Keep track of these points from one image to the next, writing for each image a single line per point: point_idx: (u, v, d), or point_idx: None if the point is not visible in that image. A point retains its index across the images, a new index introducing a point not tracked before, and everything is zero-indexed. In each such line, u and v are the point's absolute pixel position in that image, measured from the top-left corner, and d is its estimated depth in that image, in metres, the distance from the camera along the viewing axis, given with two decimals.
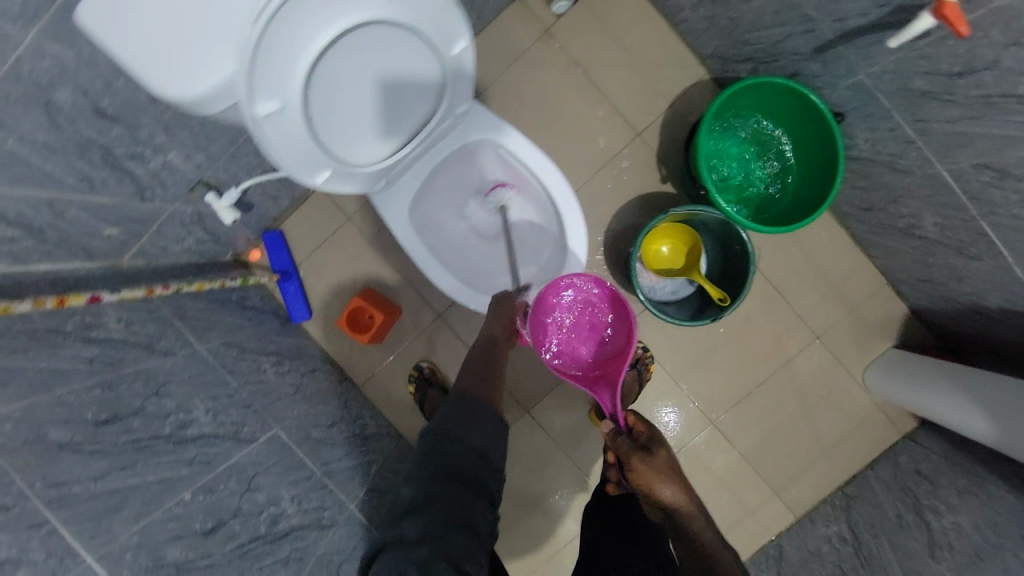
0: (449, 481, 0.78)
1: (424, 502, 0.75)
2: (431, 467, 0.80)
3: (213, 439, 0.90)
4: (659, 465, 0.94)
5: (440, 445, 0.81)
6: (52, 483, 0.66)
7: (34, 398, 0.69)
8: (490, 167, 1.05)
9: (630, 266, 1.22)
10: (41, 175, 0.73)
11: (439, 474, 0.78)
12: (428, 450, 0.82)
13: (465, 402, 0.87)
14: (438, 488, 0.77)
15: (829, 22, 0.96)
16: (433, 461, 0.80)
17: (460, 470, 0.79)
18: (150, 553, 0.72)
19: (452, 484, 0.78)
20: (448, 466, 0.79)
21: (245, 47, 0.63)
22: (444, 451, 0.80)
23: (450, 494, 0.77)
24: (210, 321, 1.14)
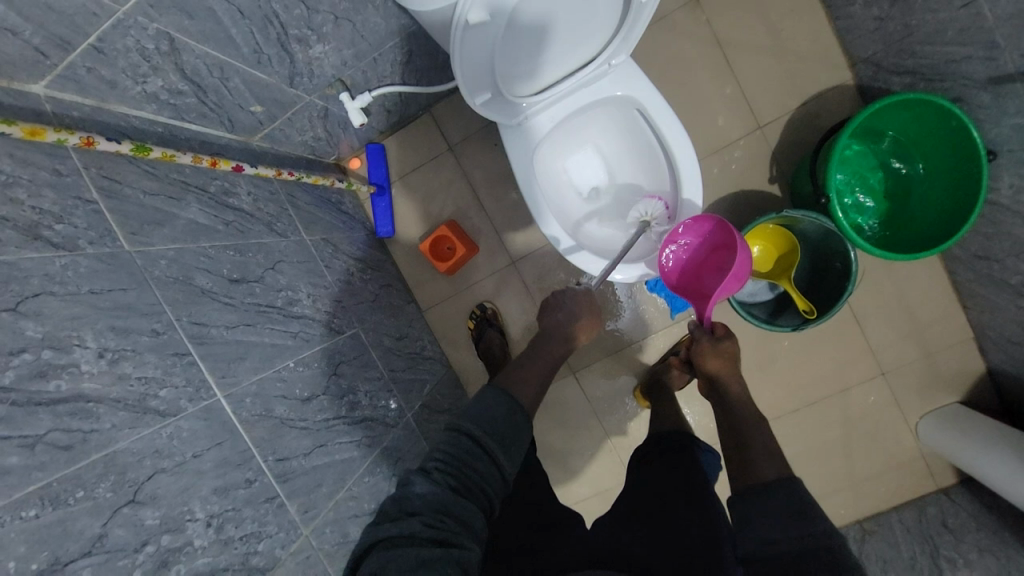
0: (469, 500, 0.64)
1: (441, 513, 0.60)
2: (454, 477, 0.64)
3: (311, 321, 0.98)
4: (722, 347, 1.05)
5: (470, 449, 0.67)
6: (194, 322, 0.72)
7: (184, 243, 0.76)
8: (613, 125, 1.04)
9: None
10: (225, 37, 0.77)
11: (461, 488, 0.64)
12: (459, 450, 0.66)
13: (518, 416, 0.73)
14: (457, 503, 0.62)
15: (1021, 51, 0.90)
16: (457, 471, 0.65)
17: (479, 494, 0.65)
18: (263, 403, 0.79)
19: (469, 503, 0.64)
20: (473, 485, 0.65)
21: None
22: (474, 467, 0.66)
23: (470, 515, 0.62)
24: (315, 215, 1.20)
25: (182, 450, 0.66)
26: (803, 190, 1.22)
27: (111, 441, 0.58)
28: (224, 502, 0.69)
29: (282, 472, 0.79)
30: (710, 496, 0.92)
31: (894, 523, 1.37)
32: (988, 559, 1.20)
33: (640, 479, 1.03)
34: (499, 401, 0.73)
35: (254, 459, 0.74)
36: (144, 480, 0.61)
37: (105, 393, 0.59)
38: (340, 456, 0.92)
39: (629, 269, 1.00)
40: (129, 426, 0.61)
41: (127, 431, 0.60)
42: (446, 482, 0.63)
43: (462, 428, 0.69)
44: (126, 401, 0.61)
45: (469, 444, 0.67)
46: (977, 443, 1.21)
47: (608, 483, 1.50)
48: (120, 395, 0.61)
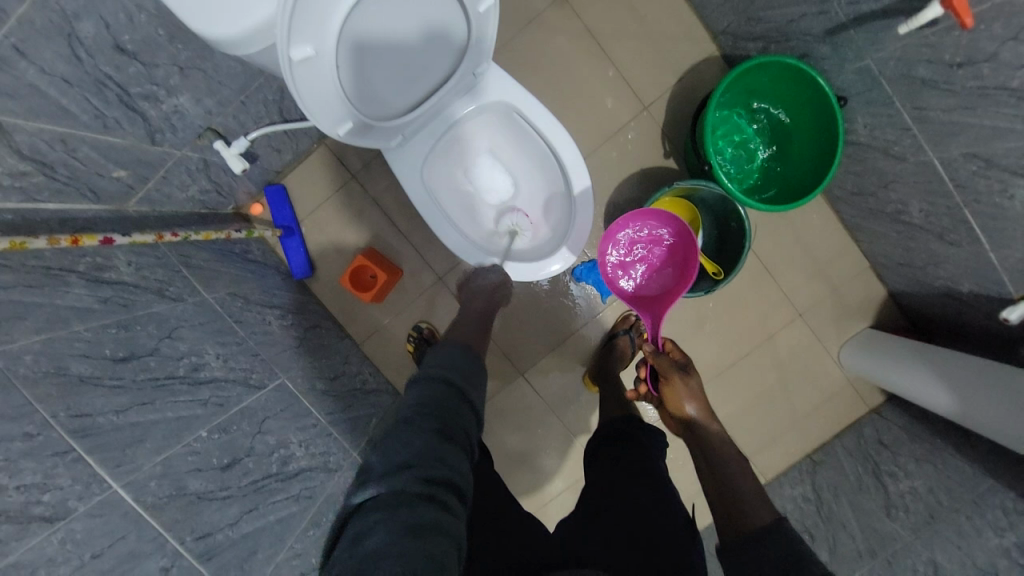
0: (454, 442, 0.63)
1: (433, 460, 0.58)
2: (437, 420, 0.63)
3: (224, 383, 0.93)
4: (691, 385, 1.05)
5: (445, 394, 0.67)
6: (75, 415, 0.66)
7: (52, 332, 0.69)
8: (499, 129, 1.06)
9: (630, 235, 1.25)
10: (59, 109, 0.72)
11: (446, 431, 0.63)
12: (431, 398, 0.66)
13: (471, 355, 0.76)
14: (445, 448, 0.60)
15: (843, 4, 0.99)
16: (441, 415, 0.64)
17: (463, 438, 0.65)
18: (173, 482, 0.75)
19: (455, 446, 0.63)
20: (455, 424, 0.65)
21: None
22: (454, 409, 0.66)
23: (456, 460, 0.61)
24: (217, 271, 1.15)
25: (78, 553, 0.62)
26: (692, 159, 1.29)
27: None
28: None
29: (206, 549, 0.76)
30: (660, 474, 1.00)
31: (837, 450, 1.46)
32: (925, 467, 1.29)
33: (595, 475, 1.04)
34: (456, 348, 0.75)
35: (168, 544, 0.71)
36: None
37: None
38: (276, 516, 0.90)
39: (536, 268, 1.03)
40: (16, 539, 0.57)
41: (13, 544, 0.56)
42: (429, 425, 0.62)
43: (436, 375, 0.70)
44: (4, 515, 0.56)
45: (443, 387, 0.68)
46: (891, 361, 1.32)
47: (575, 476, 1.52)
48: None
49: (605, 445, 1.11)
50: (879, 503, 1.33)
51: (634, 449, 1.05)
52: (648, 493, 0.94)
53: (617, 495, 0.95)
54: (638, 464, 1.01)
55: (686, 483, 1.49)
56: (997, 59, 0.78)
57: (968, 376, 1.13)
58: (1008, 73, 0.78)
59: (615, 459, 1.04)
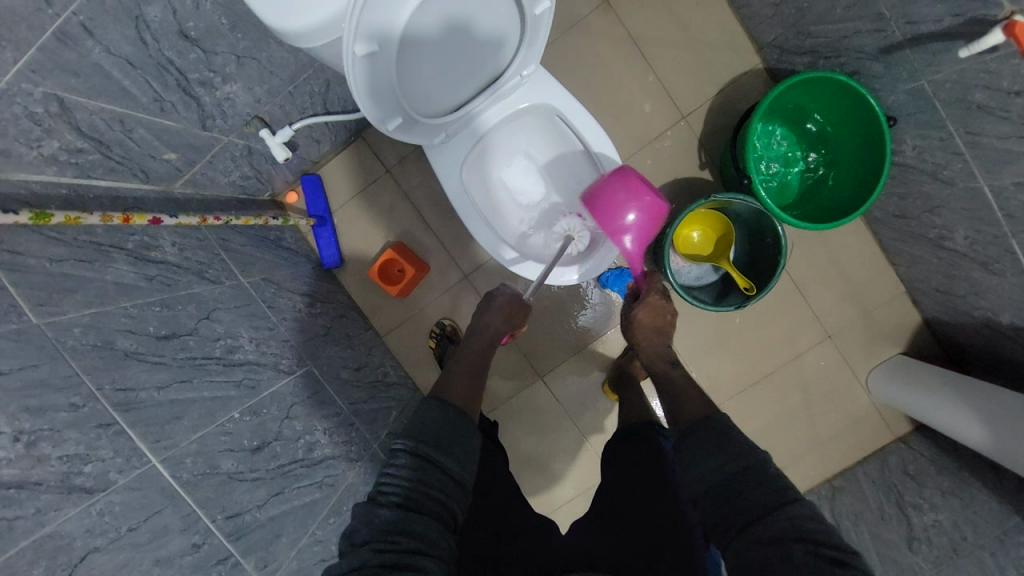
0: (421, 513, 0.61)
1: (392, 533, 0.58)
2: (398, 492, 0.62)
3: (257, 366, 0.95)
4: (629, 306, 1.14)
5: (411, 460, 0.64)
6: (119, 388, 0.68)
7: (100, 307, 0.71)
8: (537, 132, 1.06)
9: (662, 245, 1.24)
10: (120, 90, 0.75)
11: (412, 502, 0.61)
12: (395, 464, 0.64)
13: (449, 414, 0.71)
14: (406, 518, 0.60)
15: (899, 23, 0.97)
16: (406, 487, 0.62)
17: (433, 504, 0.63)
18: (206, 461, 0.76)
19: (422, 515, 0.61)
20: (423, 493, 0.63)
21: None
22: (419, 476, 0.64)
23: (424, 526, 0.60)
24: (252, 256, 1.17)
25: (115, 525, 0.63)
26: (729, 171, 1.27)
27: (37, 526, 0.56)
28: (170, 571, 0.68)
29: (234, 529, 0.77)
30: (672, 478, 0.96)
31: (860, 477, 1.43)
32: (952, 500, 1.26)
33: (610, 481, 1.03)
34: (428, 405, 0.72)
35: (201, 521, 0.72)
36: (79, 561, 0.60)
37: (26, 477, 0.57)
38: (299, 501, 0.91)
39: (569, 272, 1.04)
40: (56, 508, 0.58)
41: (52, 514, 0.58)
42: (392, 500, 0.61)
43: (402, 443, 0.66)
44: (47, 484, 0.58)
45: (415, 457, 0.65)
46: (923, 391, 1.29)
47: (588, 482, 1.52)
48: (42, 477, 0.58)
49: (622, 449, 1.09)
50: (900, 534, 1.30)
51: (644, 455, 1.03)
52: (663, 497, 0.92)
53: (630, 505, 0.93)
54: (646, 470, 0.99)
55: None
56: None
57: (1006, 412, 1.10)
58: None
59: (629, 463, 1.04)
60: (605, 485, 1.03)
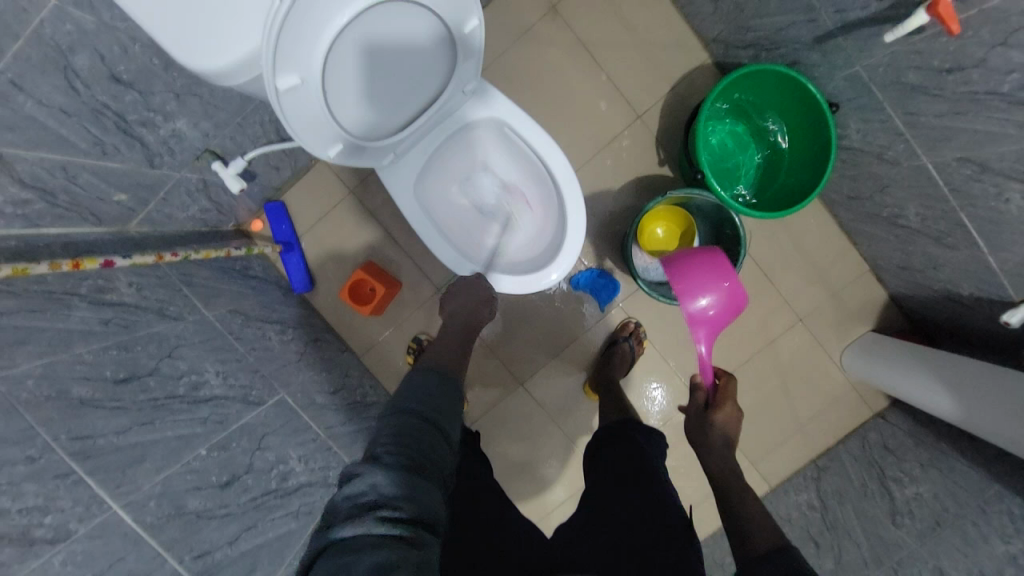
0: (424, 478, 0.62)
1: (401, 497, 0.58)
2: (404, 454, 0.63)
3: (224, 400, 0.94)
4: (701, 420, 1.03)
5: (418, 422, 0.69)
6: (76, 437, 0.68)
7: (54, 356, 0.71)
8: (489, 146, 1.08)
9: (625, 244, 1.25)
10: (58, 138, 0.74)
11: (414, 465, 0.63)
12: (402, 426, 0.67)
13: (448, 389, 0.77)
14: (414, 480, 0.60)
15: (830, 12, 0.99)
16: (407, 450, 0.64)
17: (432, 468, 0.65)
18: (172, 501, 0.76)
19: (425, 480, 0.62)
20: (423, 458, 0.65)
21: (269, 30, 0.64)
22: (422, 439, 0.67)
23: (426, 493, 0.61)
24: (217, 288, 1.17)
25: (80, 574, 0.64)
26: (688, 168, 1.29)
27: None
28: None
29: (204, 567, 0.77)
30: (657, 479, 0.99)
31: (842, 455, 1.45)
32: (930, 472, 1.27)
33: (593, 480, 1.04)
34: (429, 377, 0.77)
35: (168, 563, 0.72)
36: None
37: None
38: (274, 533, 0.91)
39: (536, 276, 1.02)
40: (18, 561, 0.58)
41: (17, 566, 0.57)
42: (396, 463, 0.61)
43: (401, 407, 0.71)
44: (8, 538, 0.57)
45: (413, 417, 0.69)
46: (892, 365, 1.32)
47: (575, 483, 1.52)
48: (3, 531, 0.57)
49: (604, 449, 1.10)
50: (884, 510, 1.32)
51: (625, 454, 1.05)
52: (648, 498, 0.94)
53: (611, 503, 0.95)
54: (628, 468, 1.01)
55: (689, 491, 1.48)
56: (986, 64, 0.78)
57: (969, 382, 1.12)
58: (998, 79, 0.78)
59: (609, 460, 1.06)
60: (589, 485, 1.04)
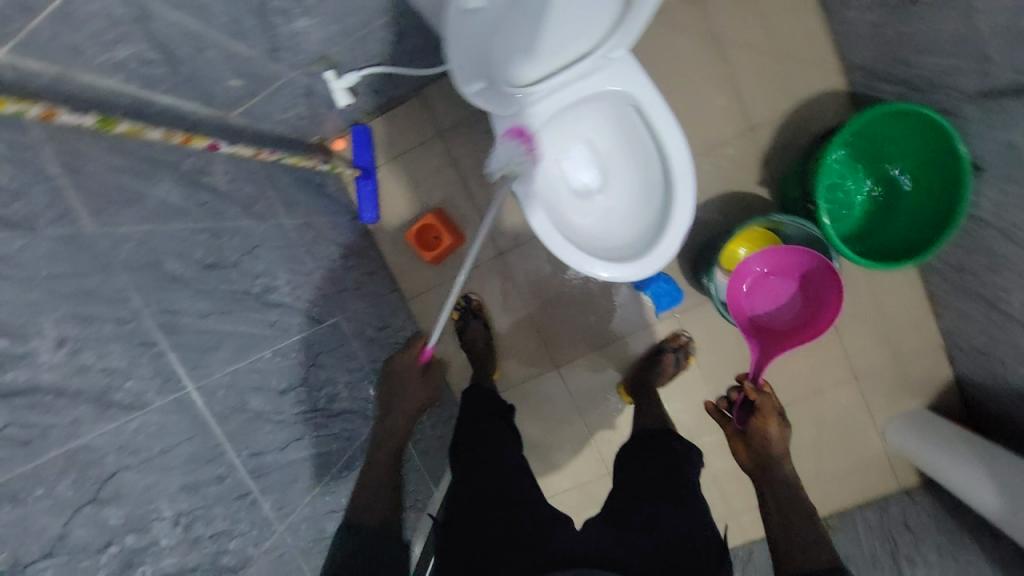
0: None
1: None
2: None
3: (290, 310, 0.94)
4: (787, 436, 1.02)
5: None
6: (163, 310, 0.68)
7: (151, 225, 0.72)
8: (603, 122, 1.05)
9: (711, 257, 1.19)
10: (198, 6, 0.71)
11: None
12: None
13: None
14: None
15: (1010, 68, 0.91)
16: None
17: None
18: (237, 396, 0.73)
19: None
20: None
21: None
22: None
23: None
24: (295, 197, 1.16)
25: (149, 445, 0.59)
26: (794, 198, 1.21)
27: (70, 436, 0.52)
28: (194, 500, 0.62)
29: (256, 467, 0.72)
30: (692, 487, 0.99)
31: (857, 520, 1.42)
32: (946, 560, 1.22)
33: (622, 484, 1.03)
34: None
35: (226, 454, 0.67)
36: (108, 478, 0.54)
37: (65, 384, 0.53)
38: (319, 451, 0.89)
39: (625, 267, 0.97)
40: (92, 421, 0.54)
41: (88, 426, 0.53)
42: None
43: None
44: (87, 394, 0.54)
45: None
46: (937, 444, 1.27)
47: (597, 488, 1.51)
48: (82, 387, 0.54)
49: (638, 452, 1.09)
50: None
51: (661, 463, 1.04)
52: (682, 508, 0.94)
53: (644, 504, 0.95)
54: (667, 476, 1.00)
55: None
56: None
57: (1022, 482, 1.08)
58: None
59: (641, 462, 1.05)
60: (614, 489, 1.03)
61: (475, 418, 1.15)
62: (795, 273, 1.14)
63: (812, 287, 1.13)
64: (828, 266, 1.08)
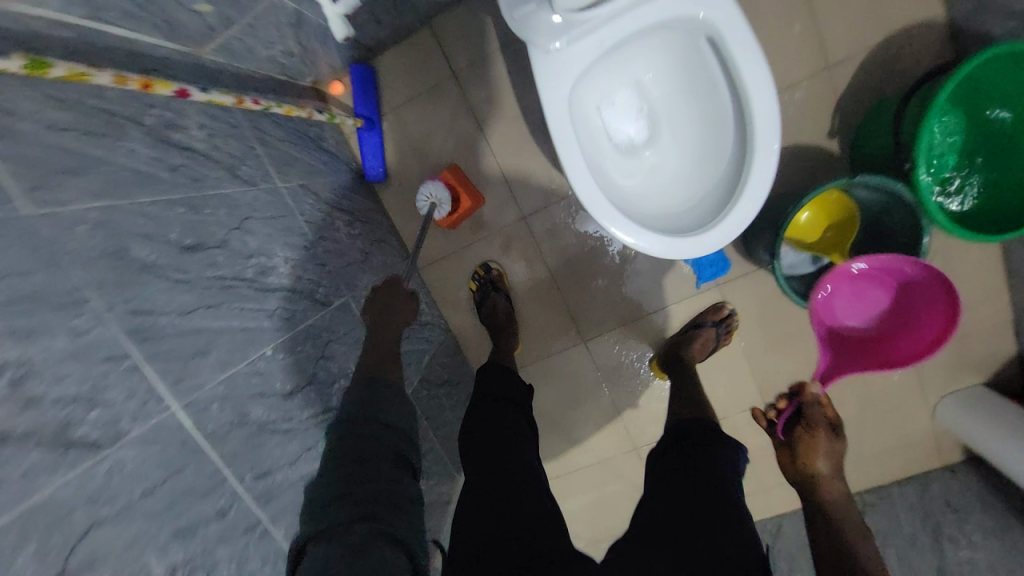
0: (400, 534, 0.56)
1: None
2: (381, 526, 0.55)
3: (292, 295, 0.81)
4: (836, 449, 0.90)
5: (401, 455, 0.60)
6: (135, 311, 0.54)
7: (112, 200, 0.57)
8: (665, 60, 0.86)
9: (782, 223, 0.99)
10: None
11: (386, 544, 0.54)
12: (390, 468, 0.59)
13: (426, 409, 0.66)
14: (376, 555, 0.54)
15: None
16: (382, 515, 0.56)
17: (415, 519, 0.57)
18: (235, 408, 0.62)
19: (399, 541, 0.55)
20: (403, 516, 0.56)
21: None
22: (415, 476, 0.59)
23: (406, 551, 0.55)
24: (290, 154, 0.98)
25: (129, 489, 0.48)
26: (881, 154, 1.02)
27: (23, 495, 0.40)
28: (192, 545, 0.52)
29: (264, 491, 0.62)
30: (737, 505, 0.83)
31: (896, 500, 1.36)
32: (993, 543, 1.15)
33: (657, 484, 0.91)
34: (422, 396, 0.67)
35: (227, 483, 0.57)
36: (80, 539, 0.43)
37: (7, 427, 0.40)
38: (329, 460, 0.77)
39: (683, 244, 0.79)
40: (50, 470, 0.42)
41: (45, 478, 0.42)
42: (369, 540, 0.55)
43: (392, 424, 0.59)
44: (39, 436, 0.42)
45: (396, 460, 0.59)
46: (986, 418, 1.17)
47: (630, 470, 1.39)
48: (32, 427, 0.42)
49: (673, 457, 0.94)
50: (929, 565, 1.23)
51: (701, 468, 0.89)
52: (725, 529, 0.78)
53: (681, 520, 0.80)
54: (706, 485, 0.85)
55: None
56: None
57: None
58: None
59: (675, 470, 0.91)
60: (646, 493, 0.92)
61: (487, 403, 1.02)
62: (893, 279, 0.98)
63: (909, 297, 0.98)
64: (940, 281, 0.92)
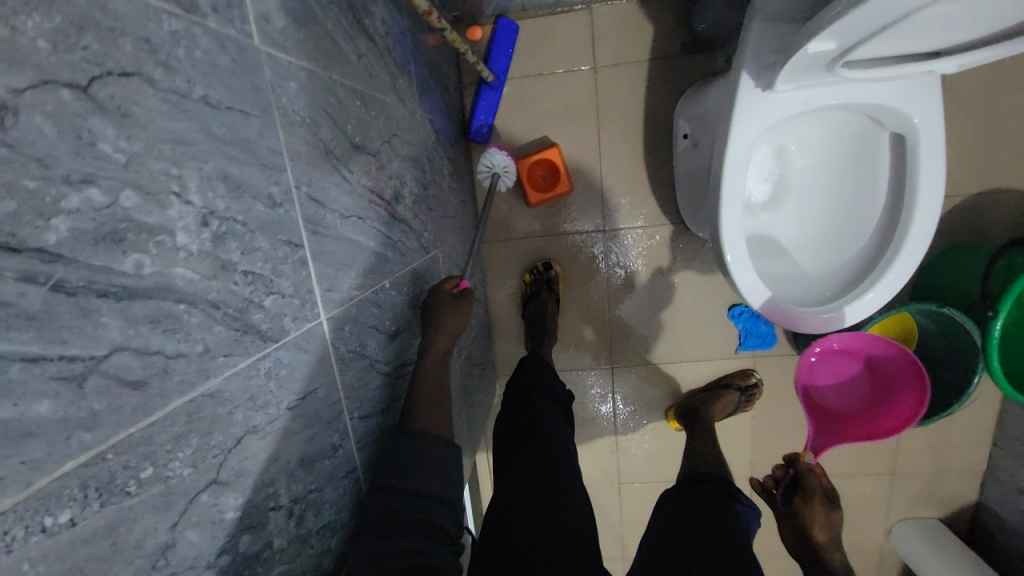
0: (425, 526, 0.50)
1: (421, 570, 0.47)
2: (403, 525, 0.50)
3: (409, 230, 0.74)
4: (833, 519, 0.87)
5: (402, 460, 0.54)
6: (313, 198, 0.47)
7: (316, 66, 0.49)
8: (824, 134, 0.87)
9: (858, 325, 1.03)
10: None
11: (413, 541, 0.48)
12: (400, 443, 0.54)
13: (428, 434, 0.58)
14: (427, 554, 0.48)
15: None
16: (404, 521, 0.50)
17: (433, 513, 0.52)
18: (358, 336, 0.55)
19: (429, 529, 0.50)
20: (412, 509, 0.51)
21: None
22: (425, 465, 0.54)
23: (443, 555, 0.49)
24: (428, 82, 0.91)
25: (279, 396, 0.41)
26: (963, 291, 1.04)
27: (200, 377, 0.33)
28: (309, 479, 0.45)
29: (364, 433, 0.56)
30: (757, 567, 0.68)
31: None
32: None
33: (667, 522, 0.78)
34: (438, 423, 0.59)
35: (343, 417, 0.50)
36: (233, 446, 0.36)
37: (203, 290, 0.33)
38: None
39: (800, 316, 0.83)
40: (227, 354, 0.35)
41: (222, 361, 0.34)
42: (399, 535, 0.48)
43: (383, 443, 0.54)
44: (224, 311, 0.35)
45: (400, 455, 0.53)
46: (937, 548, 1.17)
47: (608, 502, 1.39)
48: (221, 298, 0.35)
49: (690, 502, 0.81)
50: None
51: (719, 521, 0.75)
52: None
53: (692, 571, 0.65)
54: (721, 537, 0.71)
55: None
56: None
57: None
58: None
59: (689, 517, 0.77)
60: (648, 533, 0.78)
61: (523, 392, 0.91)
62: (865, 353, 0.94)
63: (880, 375, 0.94)
64: (906, 357, 0.90)
